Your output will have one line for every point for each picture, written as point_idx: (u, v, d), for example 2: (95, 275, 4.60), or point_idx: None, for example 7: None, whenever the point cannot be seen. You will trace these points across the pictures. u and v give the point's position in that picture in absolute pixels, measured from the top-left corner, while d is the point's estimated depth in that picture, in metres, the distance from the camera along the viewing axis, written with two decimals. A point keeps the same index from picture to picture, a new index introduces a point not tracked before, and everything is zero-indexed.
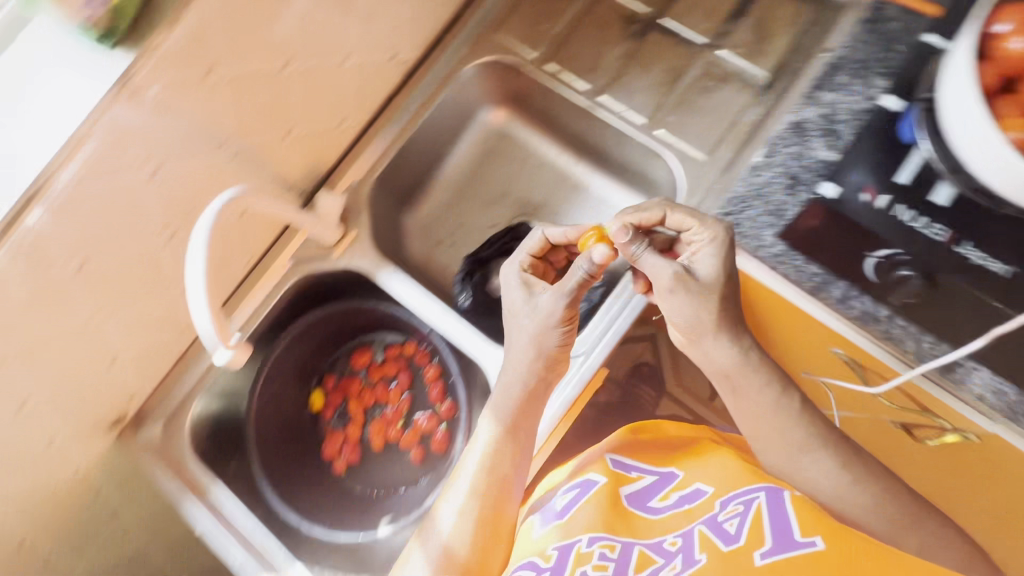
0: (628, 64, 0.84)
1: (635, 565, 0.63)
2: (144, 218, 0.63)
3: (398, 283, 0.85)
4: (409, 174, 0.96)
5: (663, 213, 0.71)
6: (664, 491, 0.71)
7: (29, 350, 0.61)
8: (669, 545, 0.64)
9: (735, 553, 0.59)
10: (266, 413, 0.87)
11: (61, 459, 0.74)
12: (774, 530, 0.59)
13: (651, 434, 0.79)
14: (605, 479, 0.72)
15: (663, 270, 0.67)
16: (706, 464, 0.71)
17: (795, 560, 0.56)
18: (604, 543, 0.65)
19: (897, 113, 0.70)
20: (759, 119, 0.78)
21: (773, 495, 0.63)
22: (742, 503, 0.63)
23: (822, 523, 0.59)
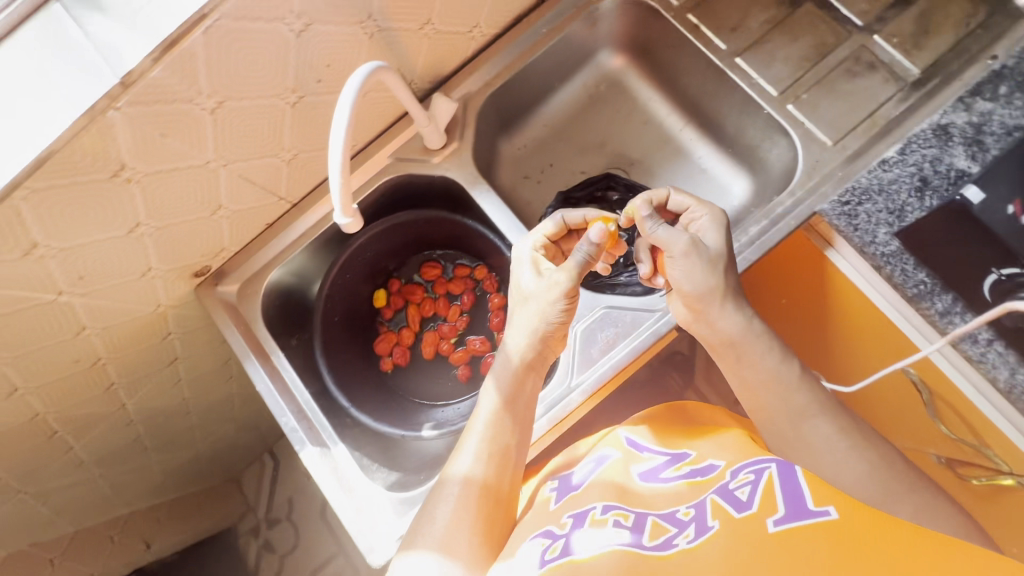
0: (773, 31, 0.81)
1: (650, 534, 0.54)
2: (283, 71, 0.64)
3: (488, 205, 0.84)
4: (519, 100, 0.94)
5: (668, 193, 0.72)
6: (675, 466, 0.63)
7: (156, 174, 0.63)
8: (681, 515, 0.55)
9: (749, 521, 0.50)
10: (334, 299, 0.89)
11: (148, 291, 0.77)
12: (787, 496, 0.51)
13: (663, 421, 0.73)
14: (619, 454, 0.68)
15: (678, 239, 0.66)
16: (716, 440, 0.65)
17: (811, 528, 0.47)
18: (618, 512, 0.57)
19: None
20: (898, 115, 0.75)
21: (785, 465, 0.55)
22: (752, 472, 0.56)
23: (838, 493, 0.50)
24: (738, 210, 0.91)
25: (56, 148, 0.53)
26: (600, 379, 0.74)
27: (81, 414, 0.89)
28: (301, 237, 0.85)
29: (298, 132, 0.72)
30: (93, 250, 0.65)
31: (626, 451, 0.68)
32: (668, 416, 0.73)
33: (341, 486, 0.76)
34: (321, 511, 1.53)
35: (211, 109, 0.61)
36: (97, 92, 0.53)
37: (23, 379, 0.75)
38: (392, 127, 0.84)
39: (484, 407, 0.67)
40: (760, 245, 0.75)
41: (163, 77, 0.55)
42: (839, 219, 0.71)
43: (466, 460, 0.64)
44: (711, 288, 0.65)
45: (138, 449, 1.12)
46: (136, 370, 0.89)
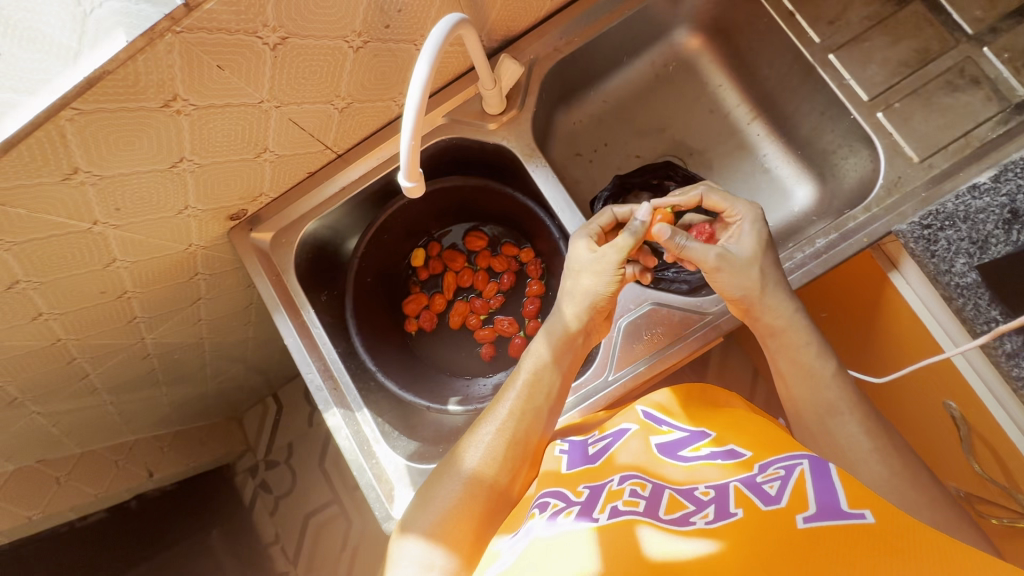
0: (873, 30, 0.75)
1: (665, 508, 0.48)
2: (353, 12, 0.58)
3: (543, 182, 0.79)
4: (584, 72, 0.89)
5: (700, 193, 0.66)
6: (695, 444, 0.55)
7: (207, 108, 0.58)
8: (700, 493, 0.48)
9: (774, 516, 0.43)
10: (368, 257, 0.86)
11: (183, 228, 0.74)
12: (821, 495, 0.44)
13: (684, 394, 0.63)
14: (637, 425, 0.58)
15: (707, 253, 0.61)
16: (742, 429, 0.56)
17: (844, 530, 0.41)
18: (635, 481, 0.51)
19: None
20: (995, 139, 0.70)
21: (819, 462, 0.47)
22: (782, 467, 0.48)
23: (872, 494, 0.44)
24: (799, 216, 0.88)
25: (108, 69, 0.48)
26: (638, 376, 0.73)
27: (101, 343, 0.87)
28: (343, 189, 0.81)
29: (356, 80, 0.67)
30: (133, 181, 0.62)
31: (644, 422, 0.59)
32: (689, 391, 0.64)
33: (364, 452, 0.74)
34: (319, 458, 1.54)
35: (274, 44, 0.57)
36: (159, 13, 0.48)
37: (49, 304, 0.72)
38: (451, 86, 0.79)
39: (509, 398, 0.61)
40: (825, 259, 0.71)
41: (228, 2, 0.50)
42: (916, 242, 0.67)
43: (479, 452, 0.58)
44: (749, 294, 0.61)
45: (151, 381, 1.11)
46: (160, 307, 0.87)
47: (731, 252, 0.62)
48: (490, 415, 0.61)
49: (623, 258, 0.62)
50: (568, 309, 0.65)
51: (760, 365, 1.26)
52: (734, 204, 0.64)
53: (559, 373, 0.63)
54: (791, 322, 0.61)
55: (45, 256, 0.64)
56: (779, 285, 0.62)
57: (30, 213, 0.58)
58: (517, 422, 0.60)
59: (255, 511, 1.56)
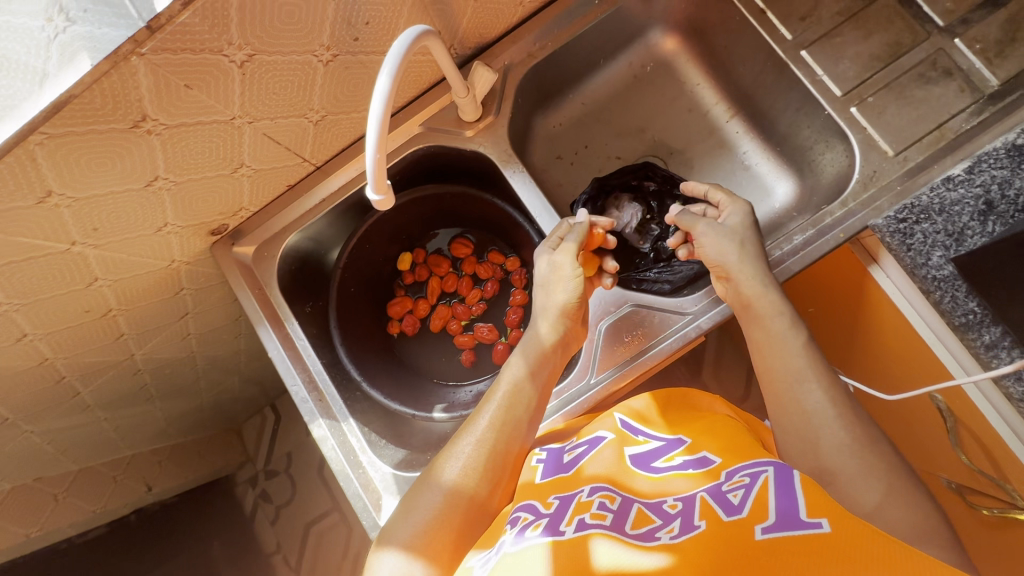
0: (844, 25, 0.75)
1: (632, 523, 0.48)
2: (319, 26, 0.59)
3: (520, 186, 0.79)
4: (561, 76, 0.89)
5: (706, 188, 0.71)
6: (669, 454, 0.56)
7: (177, 127, 0.59)
8: (668, 506, 0.49)
9: (734, 527, 0.44)
10: (351, 267, 0.86)
11: (164, 245, 0.74)
12: (782, 504, 0.44)
13: (661, 401, 0.65)
14: (612, 434, 0.60)
15: (699, 220, 0.68)
16: (717, 434, 0.57)
17: (800, 541, 0.41)
18: (604, 493, 0.51)
19: None
20: (969, 130, 0.70)
21: (784, 469, 0.48)
22: (747, 475, 0.49)
23: (831, 502, 0.44)
24: (780, 212, 0.87)
25: (75, 93, 0.49)
26: (619, 378, 0.72)
27: (90, 360, 0.88)
28: (325, 201, 0.82)
29: (328, 92, 0.67)
30: (109, 202, 0.62)
31: (620, 432, 0.60)
32: (664, 399, 0.66)
33: (350, 462, 0.75)
34: (318, 467, 1.55)
35: (241, 62, 0.57)
36: (122, 35, 0.49)
37: (33, 325, 0.73)
38: (427, 94, 0.80)
39: (488, 410, 0.61)
40: (803, 256, 0.71)
41: (192, 23, 0.50)
42: (892, 236, 0.67)
43: (457, 467, 0.58)
44: (722, 259, 0.65)
45: (144, 396, 1.12)
46: (147, 323, 0.88)
47: (719, 223, 0.67)
48: (470, 426, 0.61)
49: (575, 259, 0.66)
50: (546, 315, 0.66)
51: None
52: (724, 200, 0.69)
53: (538, 386, 0.63)
54: (765, 290, 0.63)
55: (26, 278, 0.65)
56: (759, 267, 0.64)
57: (6, 236, 0.59)
58: (497, 432, 0.60)
59: (256, 522, 1.55)
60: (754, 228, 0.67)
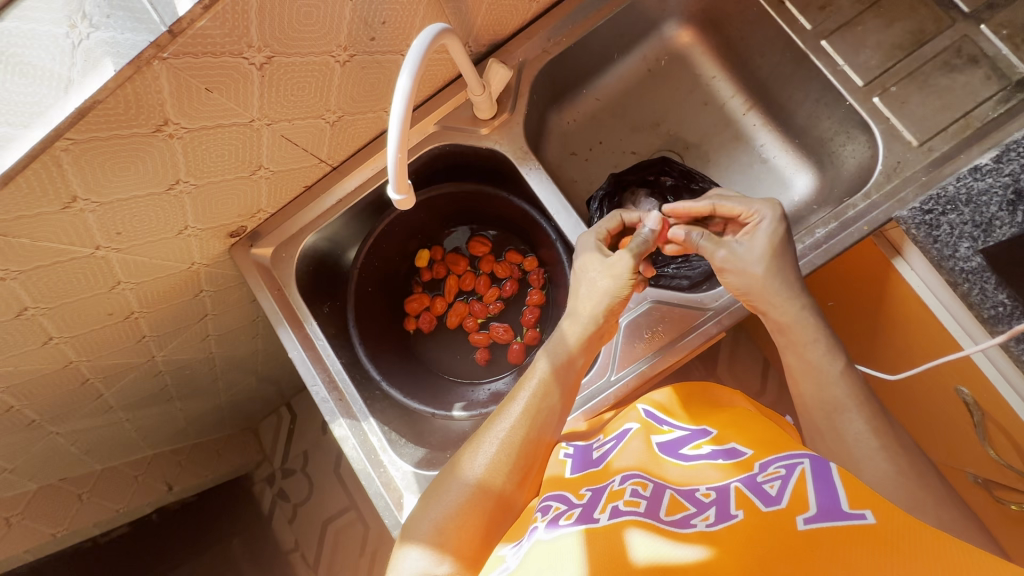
0: (866, 13, 0.74)
1: (666, 509, 0.48)
2: (337, 26, 0.59)
3: (536, 183, 0.79)
4: (575, 72, 0.88)
5: (711, 204, 0.67)
6: (696, 442, 0.56)
7: (199, 130, 0.59)
8: (701, 495, 0.49)
9: (775, 518, 0.44)
10: (368, 266, 0.86)
11: (185, 248, 0.75)
12: (822, 497, 0.44)
13: (684, 395, 0.64)
14: (638, 425, 0.60)
15: (717, 250, 0.65)
16: (742, 427, 0.56)
17: (845, 533, 0.41)
18: (637, 480, 0.51)
19: None
20: (996, 118, 0.68)
21: (819, 461, 0.48)
22: (782, 466, 0.48)
23: (871, 492, 0.45)
24: (799, 205, 0.86)
25: (99, 98, 0.49)
26: (642, 375, 0.72)
27: (112, 362, 0.89)
28: (341, 201, 0.82)
29: (345, 93, 0.67)
30: (133, 205, 0.63)
31: (645, 422, 0.60)
32: (687, 393, 0.65)
33: (371, 461, 0.75)
34: (334, 465, 1.56)
35: (260, 64, 0.57)
36: (145, 40, 0.49)
37: (58, 328, 0.74)
38: (442, 92, 0.79)
39: (522, 396, 0.61)
40: (825, 250, 0.70)
41: (212, 27, 0.51)
42: (918, 228, 0.66)
43: (484, 461, 0.58)
44: (749, 287, 0.64)
45: (164, 397, 1.13)
46: (167, 325, 0.89)
47: (737, 250, 0.64)
48: (502, 413, 0.61)
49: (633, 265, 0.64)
50: (581, 304, 0.65)
51: (772, 354, 1.24)
52: (753, 204, 0.64)
53: (571, 374, 0.63)
54: (807, 319, 0.61)
55: (51, 282, 0.66)
56: (789, 281, 0.63)
57: (33, 241, 0.59)
58: (529, 421, 0.60)
59: (274, 520, 1.56)
60: (782, 236, 0.64)
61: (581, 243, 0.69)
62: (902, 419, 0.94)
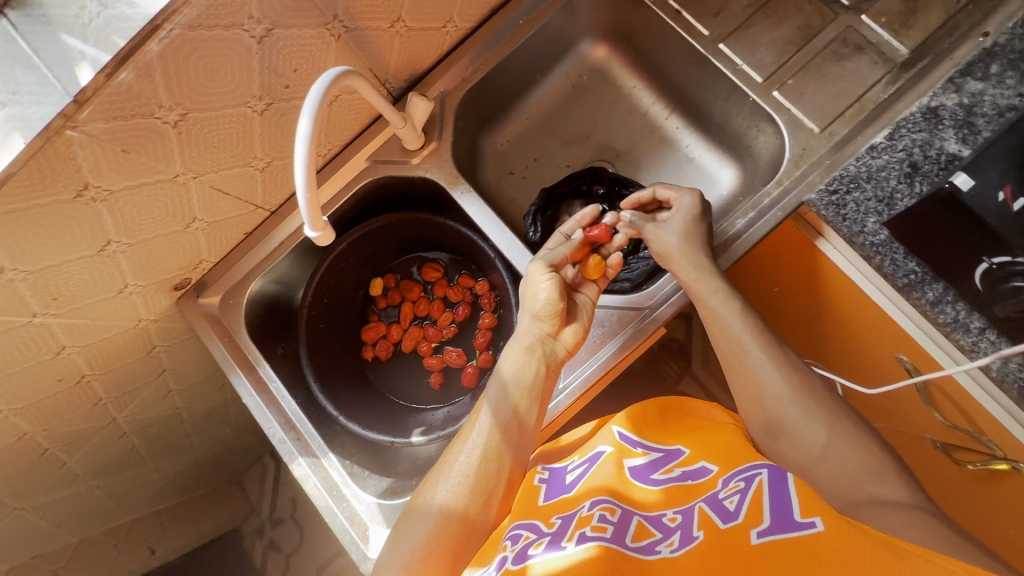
0: (755, 15, 0.79)
1: (632, 536, 0.54)
2: (247, 78, 0.61)
3: (470, 206, 0.82)
4: (499, 95, 0.92)
5: (652, 189, 0.76)
6: (668, 465, 0.62)
7: (122, 191, 0.61)
8: (667, 520, 0.55)
9: (731, 532, 0.49)
10: (318, 304, 0.87)
11: (128, 305, 0.76)
12: (776, 509, 0.49)
13: (651, 419, 0.70)
14: (611, 448, 0.66)
15: (647, 224, 0.74)
16: (706, 441, 0.64)
17: (794, 541, 0.45)
18: (605, 505, 0.56)
19: None
20: (888, 98, 0.73)
21: (776, 472, 0.54)
22: (742, 480, 0.55)
23: (826, 506, 0.49)
24: (727, 199, 0.90)
25: (11, 171, 0.51)
26: (586, 381, 0.74)
27: (70, 430, 0.88)
28: (283, 243, 0.83)
29: (269, 140, 0.70)
30: (66, 270, 0.64)
31: (618, 446, 0.66)
32: (659, 410, 0.72)
33: (334, 497, 0.75)
34: None
35: (175, 122, 0.59)
36: (51, 111, 0.51)
37: (6, 401, 0.74)
38: (368, 128, 0.82)
39: (480, 424, 0.64)
40: (746, 239, 0.74)
41: (119, 92, 0.53)
42: (826, 208, 0.69)
43: (447, 489, 0.61)
44: (664, 250, 0.71)
45: (135, 459, 1.11)
46: (123, 384, 0.88)
47: (663, 223, 0.73)
48: (462, 442, 0.64)
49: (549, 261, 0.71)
50: (528, 322, 0.71)
51: None
52: (678, 191, 0.74)
53: (531, 400, 0.66)
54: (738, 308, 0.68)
55: None
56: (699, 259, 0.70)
57: None
58: (488, 439, 0.63)
59: (267, 572, 1.53)
60: (698, 218, 0.72)
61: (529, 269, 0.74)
62: (846, 397, 0.96)
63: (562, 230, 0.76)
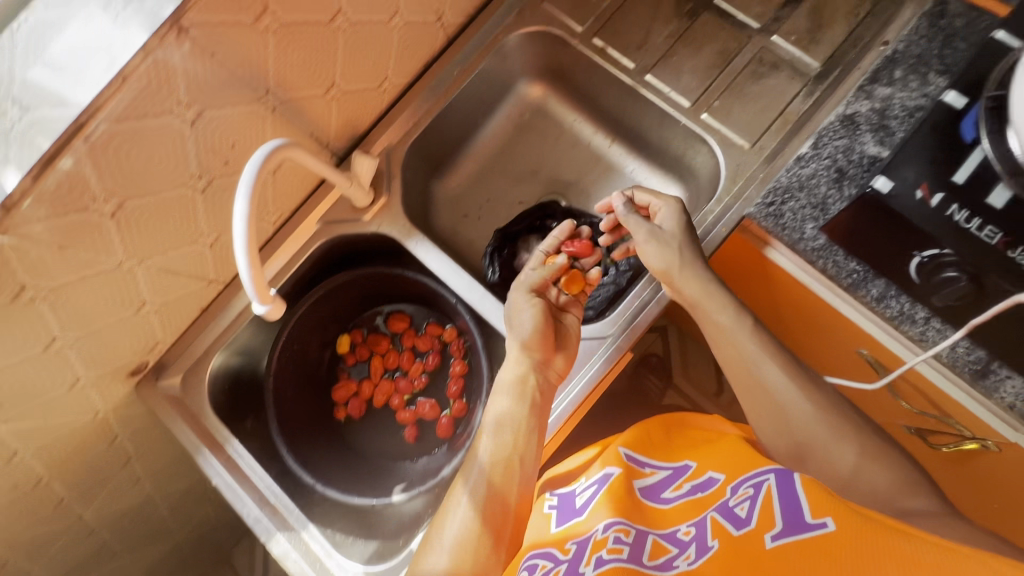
0: (676, 45, 0.83)
1: (649, 554, 0.62)
2: (182, 161, 0.62)
3: (428, 254, 0.82)
4: (443, 143, 0.94)
5: (631, 193, 0.76)
6: (677, 482, 0.71)
7: (63, 287, 0.60)
8: (683, 534, 0.63)
9: (745, 539, 0.57)
10: (283, 371, 0.85)
11: (82, 400, 0.73)
12: (786, 513, 0.58)
13: (656, 438, 0.78)
14: (619, 469, 0.73)
15: (639, 225, 0.72)
16: (714, 452, 0.72)
17: (809, 542, 0.53)
18: (619, 528, 0.65)
19: (961, 108, 0.65)
20: (808, 109, 0.77)
21: (782, 475, 0.62)
22: (752, 485, 0.63)
23: (835, 504, 0.56)
24: None
25: None
26: (573, 402, 0.74)
27: (32, 535, 0.84)
28: (240, 314, 0.82)
29: (214, 216, 0.70)
30: (10, 374, 0.62)
31: (626, 467, 0.74)
32: (664, 427, 0.81)
33: (317, 570, 0.73)
34: None
35: (112, 213, 0.59)
36: None
37: None
38: (316, 190, 0.83)
39: (467, 487, 0.65)
40: None
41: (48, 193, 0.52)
42: (767, 220, 0.70)
43: (445, 556, 0.61)
44: (666, 266, 0.69)
45: (108, 555, 1.06)
46: (86, 480, 0.85)
47: (657, 227, 0.71)
48: (452, 507, 0.64)
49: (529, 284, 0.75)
50: (511, 349, 0.72)
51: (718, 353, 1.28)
52: (656, 198, 0.73)
53: (522, 444, 0.66)
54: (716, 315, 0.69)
55: None
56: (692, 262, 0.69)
57: None
58: (478, 498, 0.63)
59: None
60: (687, 225, 0.71)
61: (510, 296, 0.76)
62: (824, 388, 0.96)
63: (542, 247, 0.78)
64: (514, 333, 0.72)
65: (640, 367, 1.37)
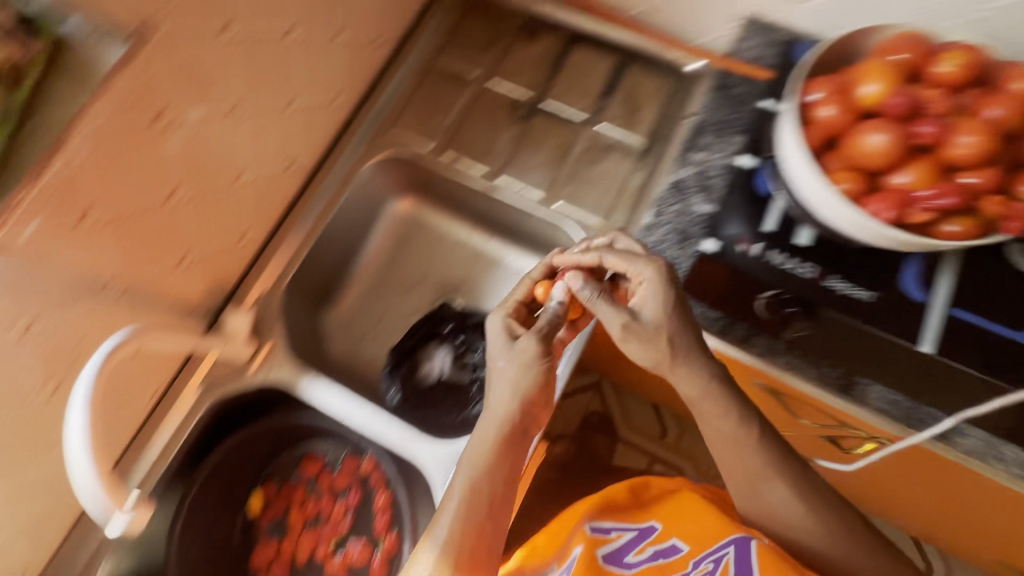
0: (518, 147, 0.90)
1: None
2: (16, 377, 0.57)
3: (322, 391, 0.81)
4: (322, 273, 0.94)
5: (610, 238, 0.70)
6: (641, 546, 0.75)
7: None
8: None
9: None
10: (185, 559, 0.77)
11: None
12: None
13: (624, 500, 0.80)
14: (583, 546, 0.74)
15: (609, 309, 0.63)
16: (680, 516, 0.76)
17: None
18: None
19: (754, 167, 0.77)
20: (644, 182, 0.85)
21: (740, 545, 0.69)
22: (711, 561, 0.69)
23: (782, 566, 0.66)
24: None
25: None
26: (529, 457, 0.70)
27: None
28: None
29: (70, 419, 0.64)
30: None
31: (591, 539, 0.75)
32: (631, 491, 0.81)
33: None
34: None
35: None
36: None
37: None
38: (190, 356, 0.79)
39: (431, 546, 0.59)
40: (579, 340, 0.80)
41: None
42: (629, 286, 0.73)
43: None
44: (657, 363, 0.62)
45: None
46: None
47: (636, 309, 0.62)
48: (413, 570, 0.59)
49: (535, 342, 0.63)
50: (492, 414, 0.62)
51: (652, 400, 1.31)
52: (633, 264, 0.64)
53: (495, 488, 0.60)
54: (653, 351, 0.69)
55: None
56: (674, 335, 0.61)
57: None
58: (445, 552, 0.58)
59: None
60: (673, 299, 0.62)
61: (490, 327, 0.68)
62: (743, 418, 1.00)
63: (516, 297, 0.72)
64: (505, 377, 0.63)
65: (584, 430, 1.36)
